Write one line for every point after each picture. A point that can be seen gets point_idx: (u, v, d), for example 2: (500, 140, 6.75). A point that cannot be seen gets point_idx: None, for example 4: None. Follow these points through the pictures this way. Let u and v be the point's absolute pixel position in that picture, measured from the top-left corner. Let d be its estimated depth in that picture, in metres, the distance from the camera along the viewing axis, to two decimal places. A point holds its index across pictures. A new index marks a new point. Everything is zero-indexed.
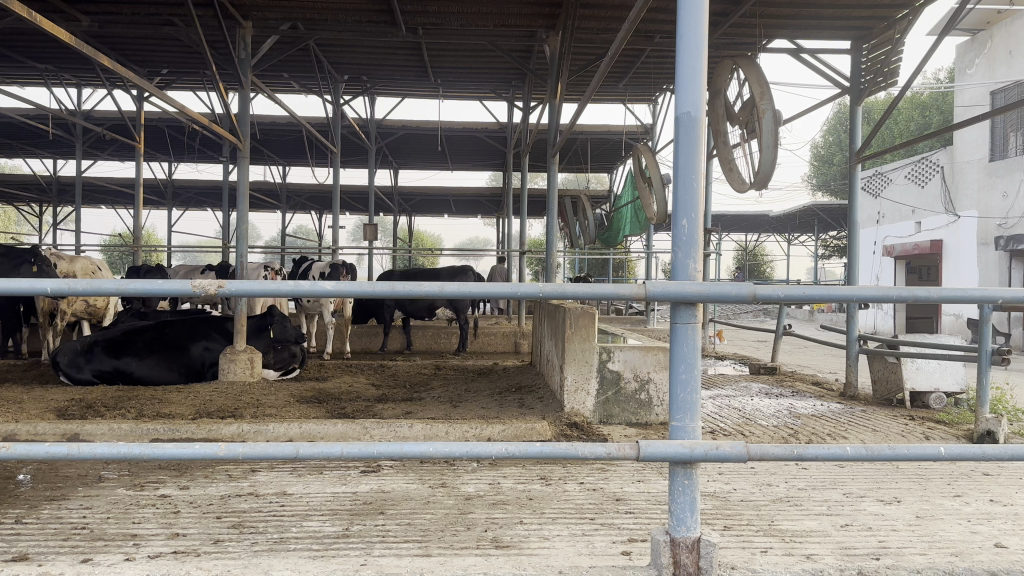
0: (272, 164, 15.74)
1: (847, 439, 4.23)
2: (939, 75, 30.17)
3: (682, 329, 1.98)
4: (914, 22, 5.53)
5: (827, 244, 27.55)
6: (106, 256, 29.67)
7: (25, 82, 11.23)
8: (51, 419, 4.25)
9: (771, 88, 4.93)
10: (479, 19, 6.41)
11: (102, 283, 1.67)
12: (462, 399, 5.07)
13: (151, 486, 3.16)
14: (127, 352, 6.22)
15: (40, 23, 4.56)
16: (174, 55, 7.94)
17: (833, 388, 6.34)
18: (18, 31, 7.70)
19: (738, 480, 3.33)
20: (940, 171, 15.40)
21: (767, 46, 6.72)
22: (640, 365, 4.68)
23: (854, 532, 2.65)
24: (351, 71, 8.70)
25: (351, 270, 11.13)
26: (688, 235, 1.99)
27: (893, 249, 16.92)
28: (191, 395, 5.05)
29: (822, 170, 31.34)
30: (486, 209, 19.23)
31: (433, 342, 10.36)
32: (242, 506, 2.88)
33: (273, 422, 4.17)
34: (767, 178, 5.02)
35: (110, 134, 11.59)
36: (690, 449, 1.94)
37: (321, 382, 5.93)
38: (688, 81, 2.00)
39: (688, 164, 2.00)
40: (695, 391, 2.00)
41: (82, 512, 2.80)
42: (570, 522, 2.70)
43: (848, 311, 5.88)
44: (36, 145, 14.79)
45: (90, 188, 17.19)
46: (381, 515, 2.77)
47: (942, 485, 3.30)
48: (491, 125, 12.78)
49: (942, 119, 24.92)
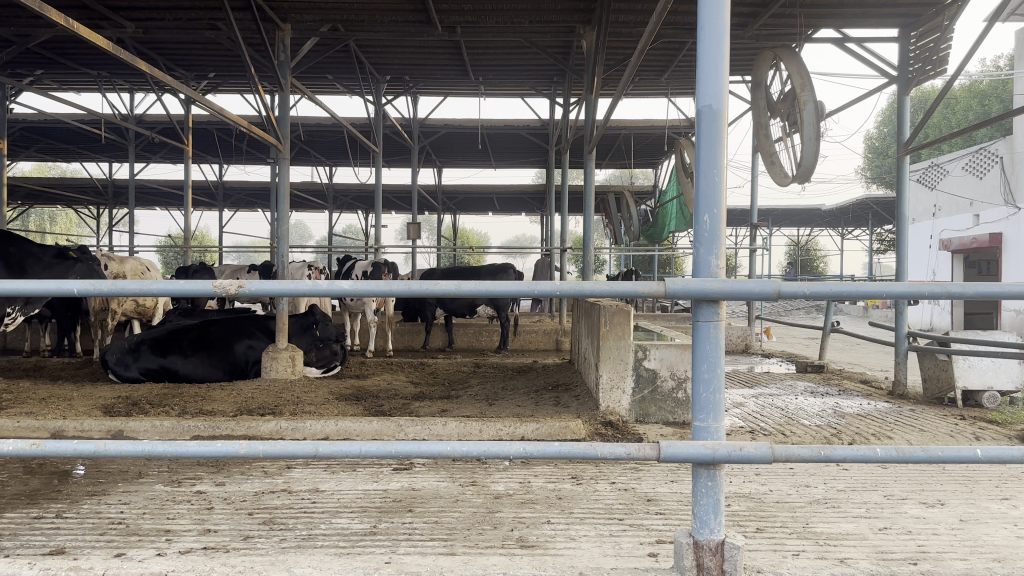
0: (318, 165, 15.98)
1: (891, 439, 4.10)
2: (999, 62, 29.11)
3: (705, 328, 1.94)
4: (964, 6, 5.33)
5: (882, 238, 26.84)
6: (163, 256, 30.58)
7: (81, 89, 11.59)
8: (97, 416, 4.37)
9: (812, 79, 4.81)
10: (515, 16, 6.40)
11: (125, 283, 1.70)
12: (498, 397, 5.07)
13: (189, 482, 3.22)
14: (173, 351, 6.37)
15: (81, 30, 4.69)
16: (218, 59, 8.11)
17: (882, 386, 6.16)
18: (70, 39, 7.95)
19: (775, 481, 3.25)
20: (999, 162, 14.89)
21: (810, 36, 6.56)
22: (677, 364, 4.60)
23: (892, 536, 2.57)
24: (392, 71, 8.77)
25: (394, 269, 11.23)
26: (711, 231, 1.95)
27: (949, 243, 16.41)
28: (234, 392, 5.15)
29: (876, 162, 30.52)
30: (530, 207, 19.20)
31: (475, 341, 10.39)
32: (274, 502, 2.92)
33: (310, 419, 4.21)
34: (810, 171, 4.89)
35: (161, 137, 11.88)
36: (713, 449, 1.89)
37: (362, 380, 5.98)
38: (710, 74, 1.96)
39: (710, 156, 1.96)
40: (719, 390, 1.95)
41: (119, 507, 2.87)
42: (598, 522, 2.67)
43: (896, 307, 5.71)
44: (92, 149, 15.26)
45: (144, 191, 17.66)
46: (410, 513, 2.78)
47: (990, 488, 3.18)
48: (533, 122, 12.77)
49: (1002, 107, 24.05)
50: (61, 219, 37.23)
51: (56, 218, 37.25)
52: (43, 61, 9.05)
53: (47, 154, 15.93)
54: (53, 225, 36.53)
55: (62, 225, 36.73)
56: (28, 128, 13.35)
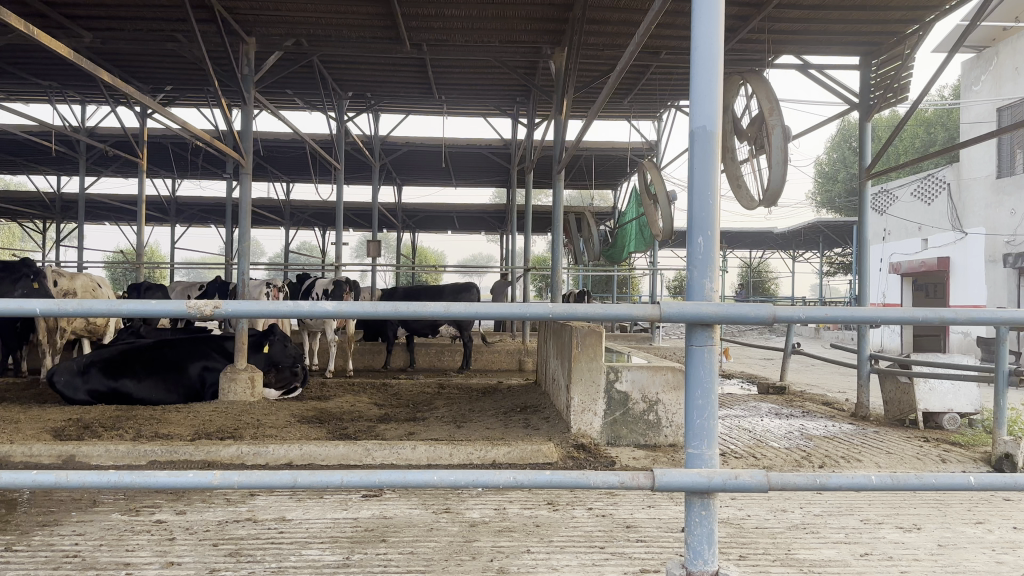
0: (275, 181, 15.71)
1: (861, 462, 4.12)
2: (943, 92, 30.17)
3: (698, 352, 1.90)
4: (925, 36, 5.47)
5: (832, 260, 27.44)
6: (111, 272, 29.81)
7: (29, 100, 11.22)
8: (46, 440, 4.17)
9: (781, 104, 4.85)
10: (483, 35, 6.39)
11: (94, 302, 1.59)
12: (466, 420, 4.98)
13: (147, 511, 3.07)
14: (124, 374, 6.11)
15: (39, 36, 4.53)
16: (178, 71, 7.92)
17: (844, 408, 6.24)
18: (23, 48, 7.70)
19: (753, 506, 3.22)
20: (947, 188, 15.35)
21: (774, 62, 6.66)
22: (648, 386, 4.58)
23: (875, 562, 2.55)
24: (356, 87, 8.68)
25: (354, 287, 11.05)
26: (705, 253, 1.91)
27: (899, 267, 16.84)
28: (191, 415, 4.96)
29: (826, 187, 31.23)
30: (490, 226, 19.17)
31: (436, 361, 10.29)
32: (240, 533, 2.79)
33: (273, 443, 4.06)
34: (777, 195, 4.94)
35: (113, 151, 11.56)
36: (708, 478, 1.84)
37: (324, 401, 5.83)
38: (703, 94, 1.93)
39: (703, 178, 1.92)
40: (712, 416, 1.91)
41: (74, 539, 2.71)
42: (579, 551, 2.60)
43: (859, 329, 5.78)
44: (39, 161, 14.78)
45: (94, 205, 17.16)
46: (384, 543, 2.68)
47: (963, 511, 3.20)
48: (495, 141, 12.75)
49: (947, 136, 24.87)
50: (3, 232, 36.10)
51: None
52: None
53: None
54: None
55: (3, 238, 35.50)
56: None
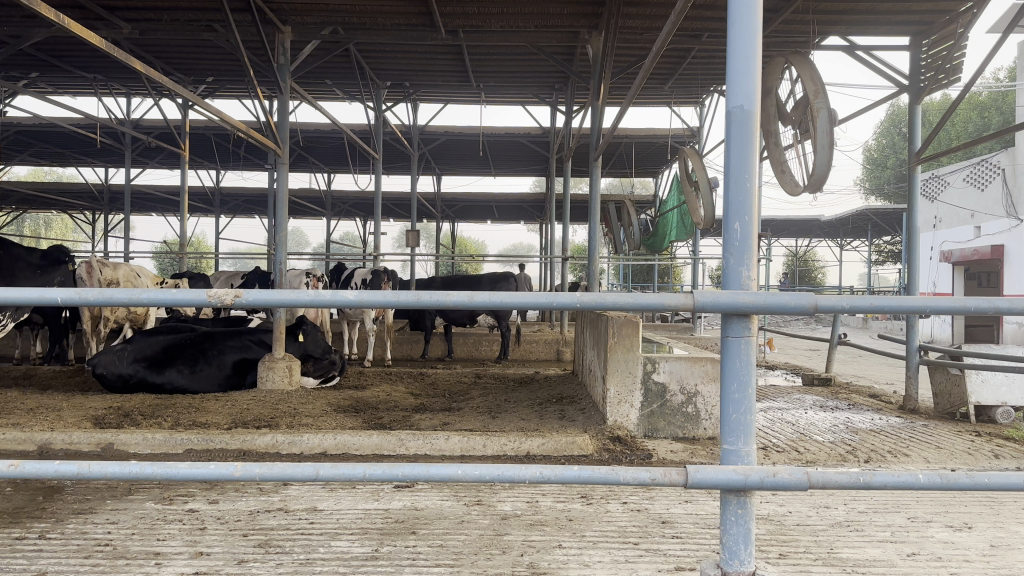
0: (316, 172, 15.84)
1: (909, 457, 3.96)
2: (998, 74, 29.06)
3: (735, 343, 1.81)
4: (978, 14, 5.23)
5: (881, 249, 26.82)
6: (160, 262, 30.54)
7: (76, 93, 11.45)
8: (87, 428, 4.23)
9: (826, 86, 4.69)
10: (519, 20, 6.31)
11: (114, 292, 1.57)
12: (501, 410, 4.93)
13: (180, 500, 3.08)
14: (169, 367, 6.22)
15: (72, 27, 4.56)
16: (218, 62, 8.02)
17: (891, 401, 6.04)
18: (67, 41, 7.84)
19: (794, 503, 3.12)
20: (1001, 173, 14.78)
21: (819, 44, 6.44)
22: (686, 378, 4.48)
23: (922, 563, 2.44)
24: (393, 77, 8.68)
25: (392, 276, 11.09)
26: (742, 240, 1.81)
27: (950, 255, 16.34)
28: (228, 404, 5.00)
29: (875, 173, 30.44)
30: (529, 215, 19.09)
31: (474, 350, 10.30)
32: (270, 523, 2.78)
33: (307, 432, 4.07)
34: (823, 181, 4.78)
35: (157, 142, 11.73)
36: (745, 475, 1.75)
37: (360, 390, 5.84)
38: (741, 71, 1.83)
39: (740, 160, 1.82)
40: (749, 411, 1.82)
41: (106, 527, 2.73)
42: (612, 547, 2.53)
43: (907, 320, 5.58)
44: (87, 154, 15.12)
45: (140, 196, 17.49)
46: (414, 535, 2.65)
47: (1017, 510, 3.05)
48: (533, 129, 12.65)
49: (1002, 120, 24.02)
50: (57, 224, 37.21)
51: (52, 225, 37.28)
52: (38, 63, 8.94)
53: (43, 159, 15.80)
54: (49, 230, 36.60)
55: (58, 230, 36.52)
56: (22, 132, 13.22)
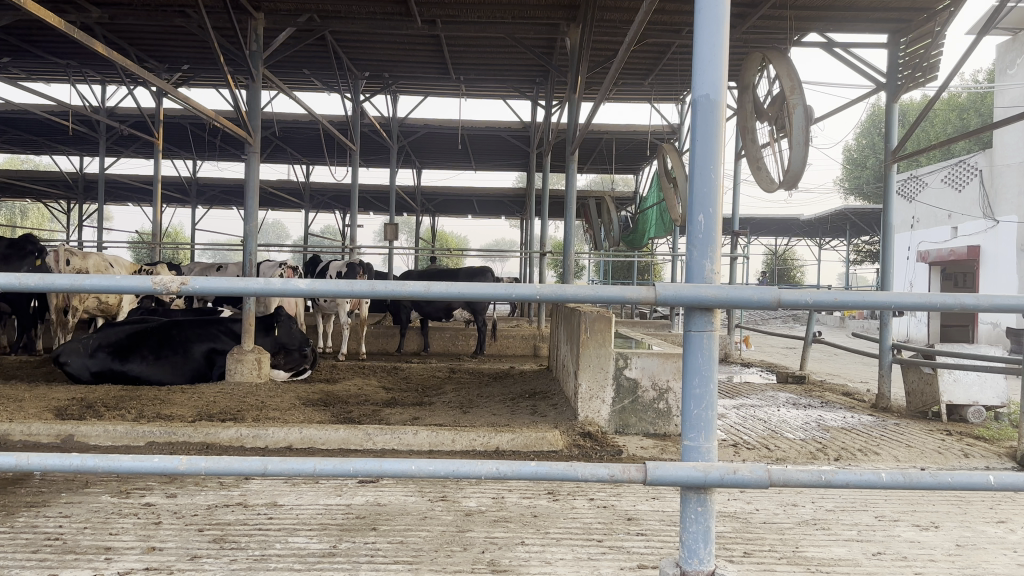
0: (294, 163, 15.68)
1: (879, 455, 3.95)
2: (977, 76, 29.35)
3: (697, 338, 1.77)
4: (955, 14, 5.22)
5: (860, 249, 27.06)
6: (136, 251, 30.38)
7: (50, 79, 11.26)
8: (48, 419, 4.14)
9: (802, 82, 4.66)
10: (496, 11, 6.26)
11: (55, 279, 1.50)
12: (473, 405, 4.88)
13: (138, 494, 3.00)
14: (134, 356, 6.12)
15: (35, 7, 4.44)
16: (193, 50, 7.89)
17: (864, 399, 6.06)
18: (38, 25, 7.69)
19: (762, 500, 3.09)
20: (978, 175, 14.91)
21: (798, 40, 6.43)
22: (658, 373, 4.45)
23: (887, 562, 2.41)
24: (370, 67, 8.60)
25: (369, 269, 10.99)
26: (706, 233, 1.77)
27: (927, 255, 16.50)
28: (195, 396, 4.91)
29: (855, 173, 30.66)
30: (509, 210, 19.06)
31: (451, 345, 10.27)
32: (228, 518, 2.71)
33: (273, 426, 3.99)
34: (797, 178, 4.77)
35: (131, 131, 11.56)
36: (705, 472, 1.71)
37: (332, 384, 5.76)
38: (707, 59, 1.78)
39: (706, 152, 1.78)
40: (711, 406, 1.78)
41: (58, 521, 2.65)
42: (575, 544, 2.49)
43: (880, 318, 5.58)
44: (61, 141, 14.88)
45: (116, 185, 17.24)
46: (374, 531, 2.59)
47: (984, 509, 3.05)
48: (514, 123, 12.60)
49: (980, 122, 24.23)
50: (31, 214, 36.74)
51: (27, 215, 36.84)
52: (8, 48, 8.76)
53: (16, 146, 15.54)
54: (24, 219, 36.20)
55: (34, 219, 36.19)
56: None
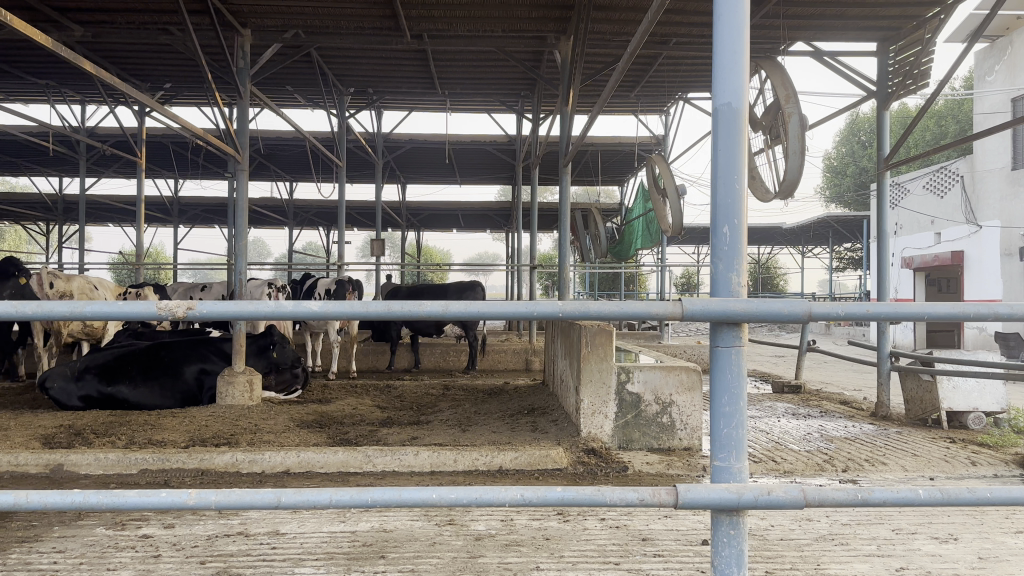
0: (278, 180, 15.52)
1: (886, 466, 3.91)
2: (953, 84, 29.76)
3: (724, 353, 1.66)
4: (945, 21, 5.25)
5: (842, 255, 27.24)
6: (116, 271, 30.01)
7: (28, 100, 11.08)
8: (35, 448, 4.01)
9: (797, 90, 4.65)
10: (486, 24, 6.24)
11: (53, 305, 1.40)
12: (471, 423, 4.79)
13: (133, 525, 2.89)
14: (122, 379, 5.97)
15: (16, 23, 4.31)
16: (177, 67, 7.80)
17: (863, 407, 6.03)
18: (17, 44, 7.56)
19: (775, 516, 3.03)
20: (960, 180, 15.07)
21: (787, 50, 6.45)
22: (661, 387, 4.39)
23: None
24: (356, 83, 8.55)
25: (358, 286, 10.89)
26: (731, 245, 1.69)
27: (912, 261, 16.62)
28: (186, 420, 4.79)
29: (835, 181, 30.94)
30: (495, 224, 19.01)
31: (441, 360, 10.18)
32: (229, 548, 2.61)
33: (269, 450, 3.89)
34: (793, 187, 4.75)
35: (112, 150, 11.40)
36: (737, 493, 1.58)
37: (323, 404, 5.64)
38: (728, 66, 1.72)
39: (729, 163, 1.71)
40: (741, 424, 1.67)
41: (52, 557, 2.53)
42: (592, 568, 2.41)
43: (878, 325, 5.56)
44: (40, 162, 14.65)
45: (96, 206, 17.00)
46: (382, 559, 2.50)
47: (1000, 520, 3.00)
48: (499, 137, 12.57)
49: (958, 129, 24.54)
50: (9, 239, 36.49)
51: (5, 239, 36.48)
52: None
53: None
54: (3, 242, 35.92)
55: (12, 242, 35.67)
56: None
